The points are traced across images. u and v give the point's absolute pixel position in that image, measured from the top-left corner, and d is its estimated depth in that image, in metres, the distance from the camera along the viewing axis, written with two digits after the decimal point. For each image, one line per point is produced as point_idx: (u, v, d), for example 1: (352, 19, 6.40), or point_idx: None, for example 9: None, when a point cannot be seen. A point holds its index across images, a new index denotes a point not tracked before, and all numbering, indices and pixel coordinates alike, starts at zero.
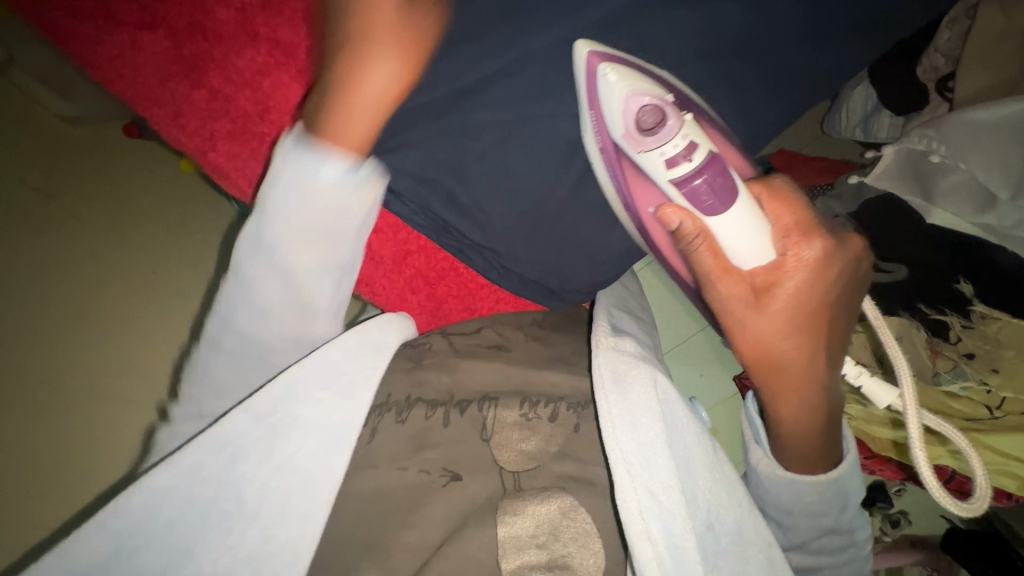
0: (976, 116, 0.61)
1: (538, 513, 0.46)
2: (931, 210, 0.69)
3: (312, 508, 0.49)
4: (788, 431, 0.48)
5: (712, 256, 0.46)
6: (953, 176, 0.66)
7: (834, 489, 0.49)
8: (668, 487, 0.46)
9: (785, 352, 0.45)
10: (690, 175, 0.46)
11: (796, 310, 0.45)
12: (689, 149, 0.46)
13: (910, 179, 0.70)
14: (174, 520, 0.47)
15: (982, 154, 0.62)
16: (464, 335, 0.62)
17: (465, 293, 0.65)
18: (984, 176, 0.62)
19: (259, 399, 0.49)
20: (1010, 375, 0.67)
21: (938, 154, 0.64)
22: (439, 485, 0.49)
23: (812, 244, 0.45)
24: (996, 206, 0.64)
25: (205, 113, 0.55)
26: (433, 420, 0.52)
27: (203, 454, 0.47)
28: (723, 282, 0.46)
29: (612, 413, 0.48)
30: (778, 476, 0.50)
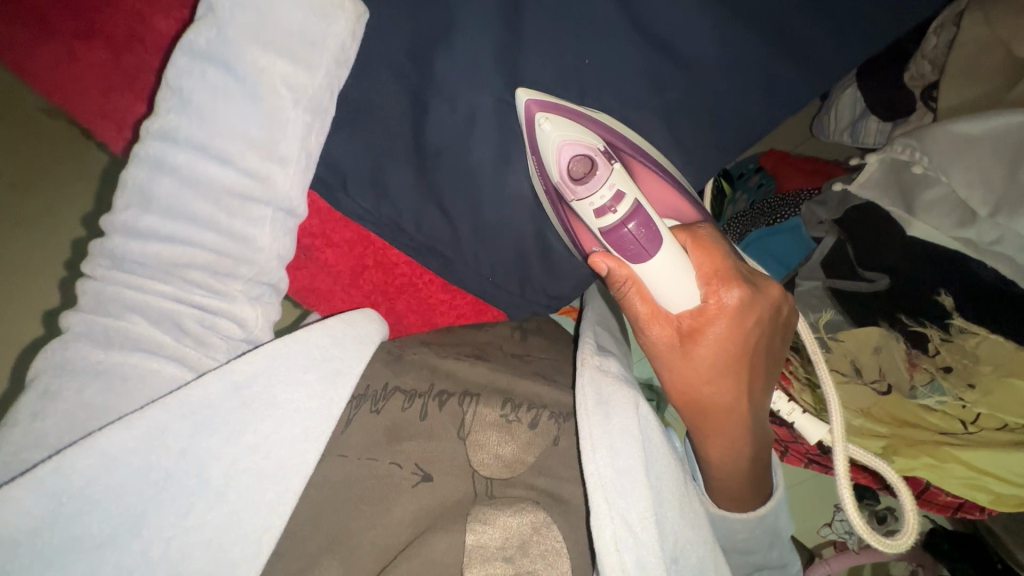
0: (959, 127, 0.60)
1: (509, 526, 0.47)
2: (911, 223, 0.67)
3: (282, 499, 0.46)
4: (718, 468, 0.52)
5: (641, 302, 0.47)
6: (936, 190, 0.64)
7: (765, 523, 0.54)
8: (643, 516, 0.47)
9: (713, 395, 0.48)
10: (621, 223, 0.48)
11: (721, 358, 0.47)
12: (616, 200, 0.48)
13: (893, 189, 0.67)
14: (121, 485, 0.41)
15: (963, 167, 0.60)
16: (443, 344, 0.61)
17: (425, 308, 0.62)
18: (965, 190, 0.60)
19: (241, 365, 0.46)
20: (985, 392, 0.66)
21: (920, 165, 0.63)
22: (409, 483, 0.49)
23: (731, 291, 0.47)
24: (976, 220, 0.62)
25: (149, 123, 0.55)
26: (411, 412, 0.53)
27: (170, 416, 0.42)
28: (651, 328, 0.48)
29: (594, 438, 0.49)
30: (711, 511, 0.54)
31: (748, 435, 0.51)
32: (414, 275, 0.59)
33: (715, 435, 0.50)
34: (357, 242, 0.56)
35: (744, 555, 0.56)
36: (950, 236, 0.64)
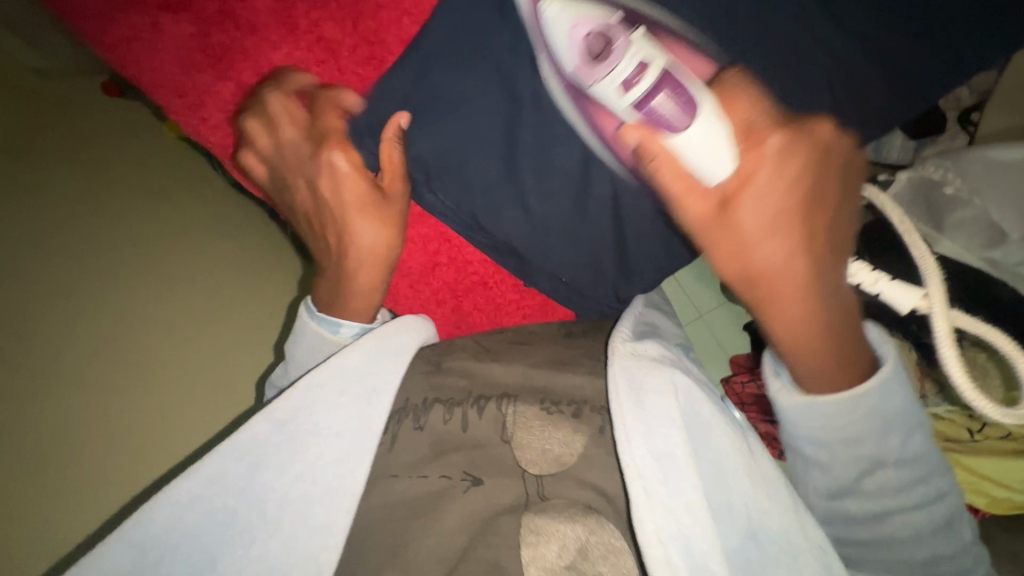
0: (996, 153, 0.64)
1: (563, 531, 0.41)
2: (938, 240, 0.67)
3: (334, 518, 0.46)
4: (793, 351, 0.43)
5: (675, 177, 0.43)
6: (964, 211, 0.66)
7: (867, 404, 0.42)
8: (690, 504, 0.40)
9: (769, 257, 0.42)
10: (650, 95, 0.41)
11: (784, 219, 0.41)
12: (639, 71, 0.41)
13: (920, 207, 0.69)
14: (197, 530, 0.43)
15: (997, 191, 0.64)
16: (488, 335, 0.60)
17: (493, 307, 0.65)
18: (998, 215, 0.64)
19: (280, 405, 0.48)
20: None
21: (953, 185, 0.66)
22: (461, 490, 0.45)
23: (763, 145, 0.42)
24: (1005, 241, 0.64)
25: (230, 107, 0.55)
26: (452, 424, 0.48)
27: (226, 461, 0.46)
28: (689, 203, 0.43)
29: (627, 424, 0.43)
30: (797, 401, 0.44)
31: (818, 317, 0.42)
32: (486, 274, 0.63)
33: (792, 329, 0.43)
34: (432, 238, 0.59)
35: (874, 492, 0.44)
36: (976, 255, 0.66)
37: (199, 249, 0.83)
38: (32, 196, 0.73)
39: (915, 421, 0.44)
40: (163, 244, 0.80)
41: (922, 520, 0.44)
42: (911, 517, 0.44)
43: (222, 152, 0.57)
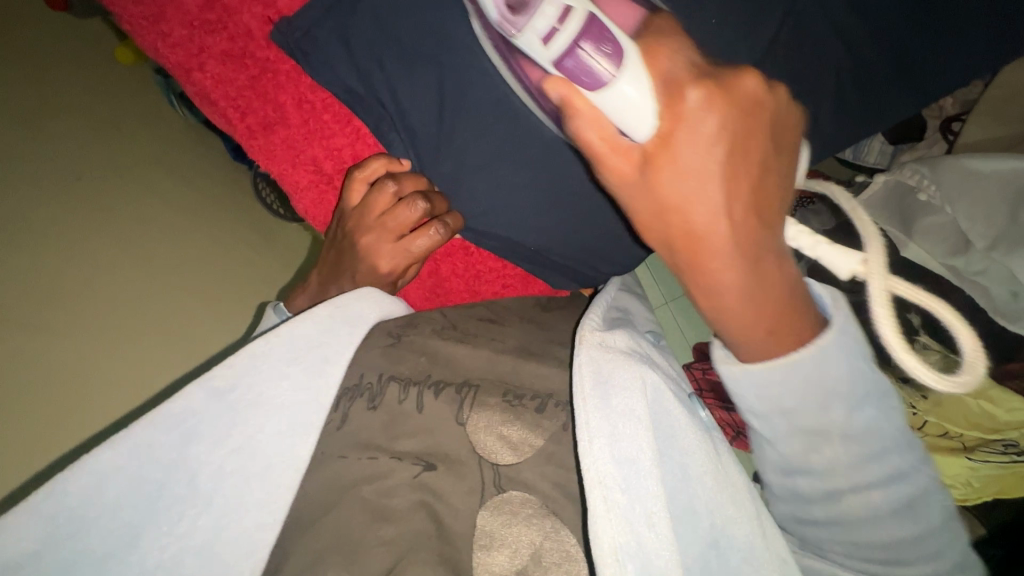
0: (971, 162, 0.64)
1: (517, 535, 0.40)
2: (905, 244, 0.69)
3: (273, 497, 0.45)
4: (729, 322, 0.34)
5: (597, 133, 0.33)
6: (933, 216, 0.66)
7: (798, 371, 0.34)
8: (651, 516, 0.39)
9: (708, 190, 0.31)
10: (570, 48, 0.35)
11: (721, 126, 0.31)
12: (557, 27, 0.35)
13: (892, 211, 0.70)
14: (122, 501, 0.41)
15: (968, 201, 0.64)
16: (458, 309, 0.57)
17: (471, 274, 0.60)
18: (966, 223, 0.63)
19: (220, 372, 0.46)
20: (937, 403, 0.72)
21: (926, 192, 0.67)
22: (410, 474, 0.43)
23: (683, 96, 0.32)
24: (969, 250, 0.64)
25: (198, 22, 0.50)
26: (407, 404, 0.47)
27: (156, 432, 0.43)
28: (612, 163, 0.33)
29: (591, 425, 0.42)
30: (737, 373, 0.36)
31: (742, 282, 0.33)
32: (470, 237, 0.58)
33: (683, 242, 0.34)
34: None
35: (827, 468, 0.36)
36: (940, 261, 0.66)
37: (154, 205, 0.83)
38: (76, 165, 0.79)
39: (870, 391, 0.36)
40: (129, 194, 0.81)
41: (877, 501, 0.37)
42: (868, 498, 0.36)
43: (183, 77, 0.52)
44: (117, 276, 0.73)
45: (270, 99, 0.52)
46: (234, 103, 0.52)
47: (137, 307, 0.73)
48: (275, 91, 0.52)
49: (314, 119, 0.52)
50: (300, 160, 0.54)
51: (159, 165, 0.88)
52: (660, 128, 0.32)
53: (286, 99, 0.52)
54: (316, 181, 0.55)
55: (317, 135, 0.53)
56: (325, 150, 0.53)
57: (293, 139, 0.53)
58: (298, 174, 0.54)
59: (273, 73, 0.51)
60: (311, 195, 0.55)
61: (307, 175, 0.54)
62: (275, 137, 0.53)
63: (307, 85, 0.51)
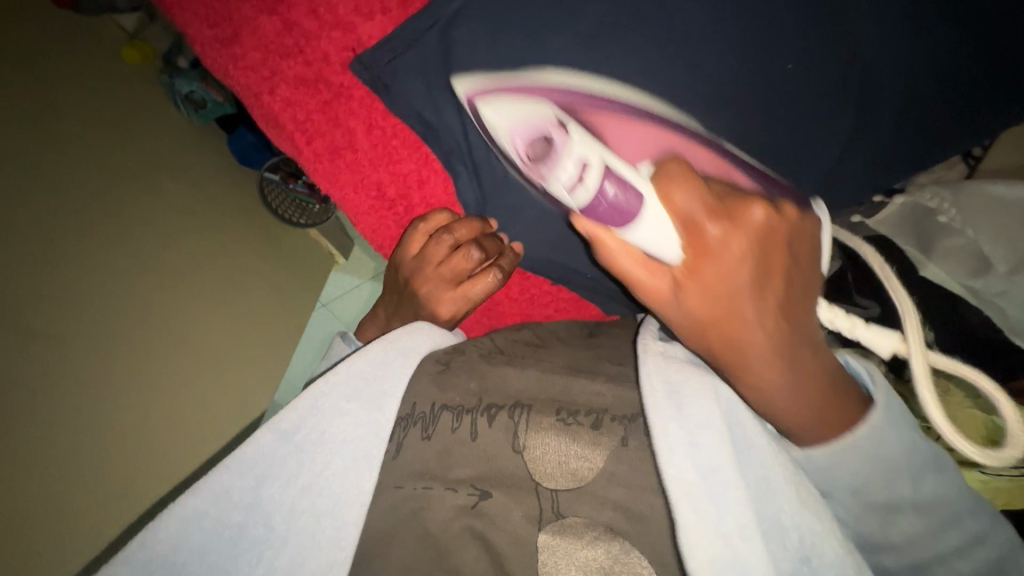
0: (993, 188, 0.68)
1: (584, 558, 0.41)
2: (925, 263, 0.68)
3: (342, 531, 0.44)
4: (779, 410, 0.39)
5: (637, 263, 0.37)
6: (954, 239, 0.68)
7: (882, 450, 0.38)
8: (743, 530, 0.39)
9: (746, 305, 0.37)
10: (592, 189, 0.36)
11: (755, 240, 0.36)
12: (557, 156, 0.36)
13: (911, 232, 0.72)
14: (206, 546, 0.43)
15: (990, 224, 0.67)
16: (505, 332, 0.58)
17: (526, 297, 0.63)
18: (989, 246, 0.66)
19: (285, 416, 0.47)
20: None
21: (947, 215, 0.69)
22: (467, 506, 0.43)
23: (743, 212, 0.36)
24: (990, 272, 0.66)
25: (271, 44, 0.48)
26: (461, 432, 0.47)
27: (231, 477, 0.45)
28: (649, 281, 0.38)
29: (666, 434, 0.42)
30: (812, 459, 0.41)
31: (784, 370, 0.38)
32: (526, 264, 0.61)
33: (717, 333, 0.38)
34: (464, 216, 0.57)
35: (906, 538, 0.41)
36: (959, 281, 0.66)
37: (190, 243, 0.82)
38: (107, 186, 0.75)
39: (926, 459, 0.39)
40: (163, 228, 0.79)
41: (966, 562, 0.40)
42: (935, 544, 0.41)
43: (252, 99, 0.50)
44: (172, 308, 0.75)
45: (341, 124, 0.52)
46: (302, 127, 0.51)
47: (195, 342, 0.77)
48: (346, 117, 0.51)
49: (385, 146, 0.53)
50: (364, 183, 0.55)
51: (180, 189, 0.87)
52: (701, 247, 0.36)
53: (361, 128, 0.52)
54: (378, 206, 0.57)
55: (383, 161, 0.54)
56: (388, 173, 0.55)
57: (359, 161, 0.54)
58: (360, 198, 0.56)
59: (347, 98, 0.50)
60: (372, 217, 0.58)
61: (369, 200, 0.56)
62: (341, 161, 0.54)
63: (379, 112, 0.51)
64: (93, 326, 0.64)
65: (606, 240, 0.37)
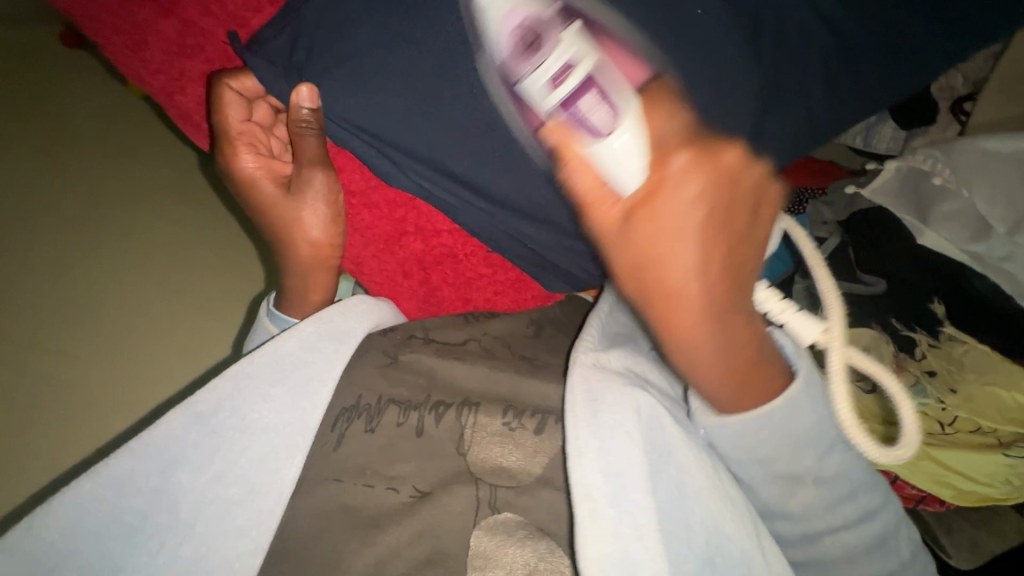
0: (988, 144, 0.63)
1: (513, 558, 0.39)
2: (922, 231, 0.66)
3: (255, 523, 0.45)
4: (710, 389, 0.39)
5: (594, 179, 0.35)
6: (950, 202, 0.65)
7: (791, 406, 0.39)
8: (642, 531, 0.37)
9: (687, 279, 0.34)
10: (576, 95, 0.33)
11: (709, 228, 0.34)
12: (566, 72, 0.33)
13: (907, 197, 0.68)
14: (103, 527, 0.43)
15: (988, 183, 0.63)
16: (454, 326, 0.56)
17: (463, 281, 0.59)
18: (987, 207, 0.63)
19: (203, 397, 0.47)
20: (968, 397, 0.63)
21: (941, 176, 0.66)
22: (404, 504, 0.43)
23: (670, 161, 0.34)
24: (991, 234, 0.63)
25: (176, 47, 0.49)
26: (405, 428, 0.46)
27: (136, 460, 0.44)
28: (606, 206, 0.36)
29: (580, 438, 0.41)
30: (711, 420, 0.41)
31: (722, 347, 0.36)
32: (455, 246, 0.56)
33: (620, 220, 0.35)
34: (398, 203, 0.53)
35: (804, 515, 0.41)
36: (960, 248, 0.64)
37: (172, 237, 0.87)
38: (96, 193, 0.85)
39: (836, 436, 0.41)
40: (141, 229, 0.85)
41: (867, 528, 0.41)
42: (843, 538, 0.41)
43: (167, 100, 0.51)
44: (132, 295, 0.79)
45: None
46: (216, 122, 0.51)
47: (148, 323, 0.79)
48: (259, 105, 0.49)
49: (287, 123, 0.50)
50: None
51: (157, 191, 0.91)
52: (648, 177, 0.34)
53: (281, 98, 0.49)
54: None
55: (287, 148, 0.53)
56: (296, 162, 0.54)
57: None
58: None
59: None
60: None
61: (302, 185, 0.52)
62: None
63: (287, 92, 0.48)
64: (49, 318, 0.72)
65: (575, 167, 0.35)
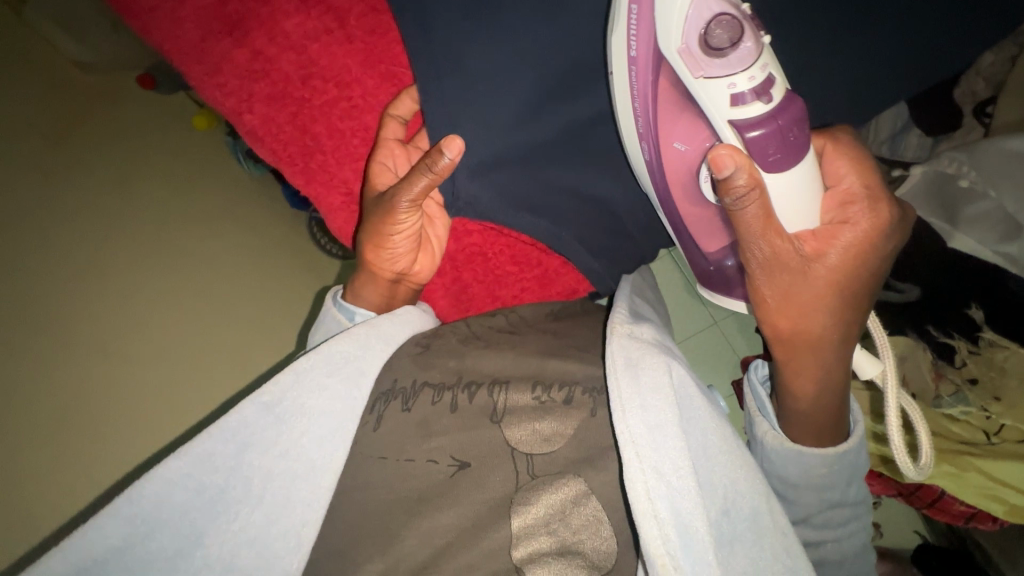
0: (1011, 143, 0.63)
1: (550, 500, 0.44)
2: (952, 235, 0.69)
3: (316, 494, 0.50)
4: (804, 403, 0.52)
5: (762, 213, 0.44)
6: (979, 204, 0.67)
7: (843, 461, 0.51)
8: (678, 469, 0.43)
9: (821, 329, 0.49)
10: (760, 117, 0.44)
11: (844, 277, 0.48)
12: (766, 85, 0.43)
13: (935, 202, 0.70)
14: (185, 505, 0.46)
15: (1009, 182, 0.64)
16: (481, 317, 0.61)
17: (492, 278, 0.66)
18: (1015, 206, 0.64)
19: (268, 388, 0.49)
20: (1010, 405, 0.72)
21: (967, 178, 0.66)
22: (446, 475, 0.46)
23: (879, 213, 0.47)
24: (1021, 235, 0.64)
25: (246, 72, 0.55)
26: (440, 405, 0.49)
27: (213, 443, 0.47)
28: (776, 244, 0.45)
29: (623, 396, 0.45)
30: (784, 446, 0.51)
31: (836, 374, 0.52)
32: (486, 244, 0.65)
33: (787, 326, 0.50)
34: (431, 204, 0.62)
35: (822, 526, 0.53)
36: (992, 250, 0.66)
37: (202, 251, 0.89)
38: (164, 209, 0.90)
39: (861, 474, 0.53)
40: (182, 244, 0.88)
41: (847, 546, 0.54)
42: (840, 544, 0.53)
43: (234, 119, 0.57)
44: (175, 312, 0.85)
45: (307, 130, 0.57)
46: (275, 137, 0.57)
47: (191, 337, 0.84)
48: (312, 123, 0.57)
49: (345, 143, 0.58)
50: (334, 183, 0.60)
51: (199, 211, 0.92)
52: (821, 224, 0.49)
53: None
54: (349, 203, 0.61)
55: (348, 159, 0.59)
56: (355, 172, 0.59)
57: (328, 163, 0.59)
58: (332, 196, 0.60)
59: (309, 108, 0.56)
60: (343, 215, 0.61)
61: (340, 197, 0.60)
62: (313, 162, 0.58)
63: (338, 117, 0.57)
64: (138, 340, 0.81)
65: (737, 179, 0.43)
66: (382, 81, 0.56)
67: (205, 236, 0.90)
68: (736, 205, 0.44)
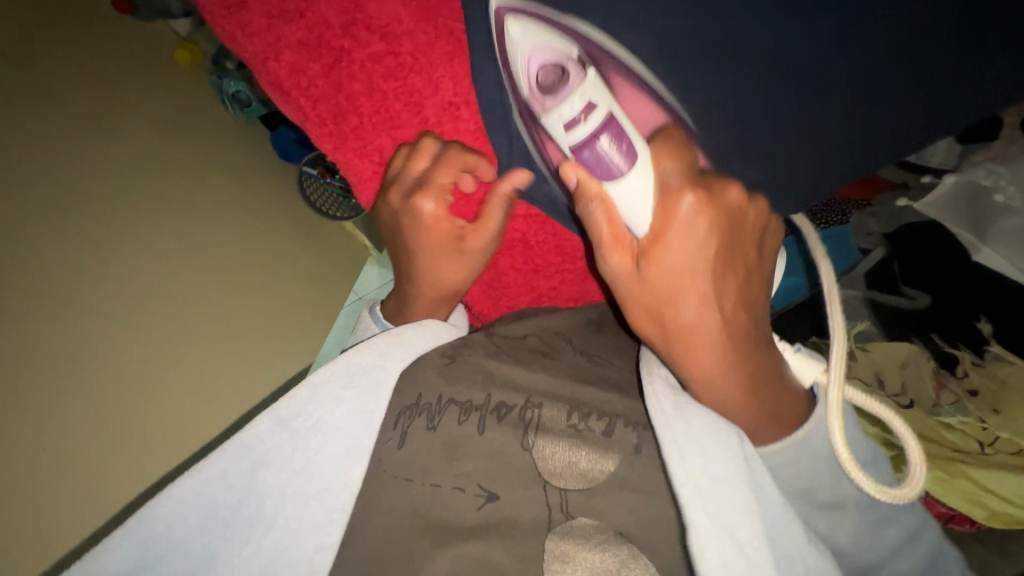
0: None
1: (593, 562, 0.41)
2: (979, 248, 0.68)
3: (332, 516, 0.47)
4: (725, 408, 0.42)
5: (609, 225, 0.38)
6: (1012, 219, 0.67)
7: (812, 447, 0.42)
8: (755, 535, 0.39)
9: (700, 318, 0.39)
10: (592, 138, 0.39)
11: (700, 274, 0.38)
12: (586, 111, 0.38)
13: (962, 212, 0.70)
14: (200, 527, 0.45)
15: None
16: (509, 335, 0.54)
17: (531, 267, 0.64)
18: None
19: (284, 402, 0.47)
20: (1012, 418, 0.62)
21: (1004, 192, 0.68)
22: (478, 504, 0.44)
23: (678, 202, 0.37)
24: None
25: (277, 12, 0.49)
26: (467, 426, 0.47)
27: (227, 461, 0.45)
28: (614, 256, 0.39)
29: (679, 453, 0.41)
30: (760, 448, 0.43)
31: (727, 372, 0.40)
32: (529, 231, 0.60)
33: (654, 330, 0.41)
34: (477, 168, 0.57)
35: (849, 524, 0.46)
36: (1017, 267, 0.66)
37: (186, 208, 0.81)
38: (143, 158, 0.80)
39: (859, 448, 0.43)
40: (160, 199, 0.78)
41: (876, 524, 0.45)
42: (872, 527, 0.46)
43: (255, 65, 0.51)
44: (163, 283, 0.73)
45: (342, 87, 0.51)
46: (306, 92, 0.51)
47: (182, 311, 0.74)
48: (349, 80, 0.51)
49: (384, 106, 0.52)
50: (367, 151, 0.55)
51: (180, 166, 0.84)
52: (657, 227, 0.37)
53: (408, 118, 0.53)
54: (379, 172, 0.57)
55: (385, 126, 0.54)
56: (391, 139, 0.54)
57: (363, 127, 0.53)
58: (362, 165, 0.56)
59: (346, 61, 0.50)
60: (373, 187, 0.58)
61: (373, 165, 0.56)
62: (344, 126, 0.53)
63: (380, 74, 0.51)
64: (133, 307, 0.69)
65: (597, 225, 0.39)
66: (439, 35, 0.50)
67: (189, 194, 0.82)
68: (587, 220, 0.39)
